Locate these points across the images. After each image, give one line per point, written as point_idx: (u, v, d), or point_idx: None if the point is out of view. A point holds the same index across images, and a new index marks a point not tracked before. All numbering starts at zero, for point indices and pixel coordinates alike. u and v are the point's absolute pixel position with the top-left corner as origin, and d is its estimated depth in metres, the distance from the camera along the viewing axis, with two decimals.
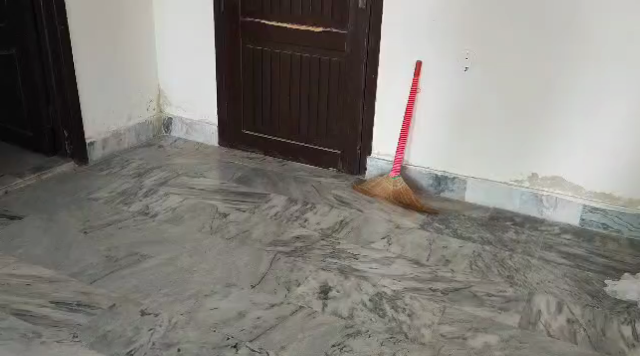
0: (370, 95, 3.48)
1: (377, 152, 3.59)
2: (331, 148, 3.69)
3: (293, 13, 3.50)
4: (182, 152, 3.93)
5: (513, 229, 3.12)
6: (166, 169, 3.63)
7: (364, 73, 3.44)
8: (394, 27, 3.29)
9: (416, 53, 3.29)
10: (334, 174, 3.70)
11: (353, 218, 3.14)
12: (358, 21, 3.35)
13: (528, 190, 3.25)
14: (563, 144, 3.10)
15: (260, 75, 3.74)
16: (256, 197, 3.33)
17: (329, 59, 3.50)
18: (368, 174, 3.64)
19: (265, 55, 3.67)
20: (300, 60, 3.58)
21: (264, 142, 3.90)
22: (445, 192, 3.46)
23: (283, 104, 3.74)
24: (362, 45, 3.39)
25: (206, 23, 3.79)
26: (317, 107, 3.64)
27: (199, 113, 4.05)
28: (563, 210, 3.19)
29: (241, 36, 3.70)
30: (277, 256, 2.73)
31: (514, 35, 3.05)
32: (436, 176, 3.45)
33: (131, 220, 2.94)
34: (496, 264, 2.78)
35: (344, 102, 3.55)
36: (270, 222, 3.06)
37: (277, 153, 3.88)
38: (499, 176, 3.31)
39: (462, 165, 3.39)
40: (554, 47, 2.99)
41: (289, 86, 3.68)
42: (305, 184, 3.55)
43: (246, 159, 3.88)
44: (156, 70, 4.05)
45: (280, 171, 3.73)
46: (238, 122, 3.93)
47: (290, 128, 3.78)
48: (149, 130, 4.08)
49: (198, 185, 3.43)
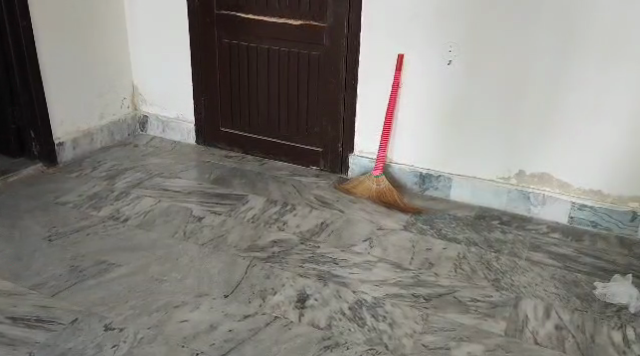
0: (351, 90, 3.35)
1: (360, 150, 3.46)
2: (312, 146, 3.57)
3: (270, 7, 3.36)
4: (158, 152, 3.79)
5: (499, 229, 3.01)
6: (140, 170, 3.49)
7: (344, 68, 3.31)
8: (376, 18, 3.15)
9: (398, 48, 3.16)
10: (315, 173, 3.57)
11: (334, 220, 3.02)
12: (337, 14, 3.22)
13: (515, 188, 3.13)
14: (552, 142, 3.00)
15: (238, 70, 3.59)
16: (233, 199, 3.20)
17: (308, 54, 3.36)
18: (351, 173, 3.52)
19: (242, 50, 3.53)
20: (279, 55, 3.44)
21: (243, 141, 3.76)
22: (430, 190, 3.34)
23: (262, 100, 3.60)
24: (342, 38, 3.25)
25: (181, 17, 3.64)
26: (297, 104, 3.51)
27: (175, 110, 3.91)
28: (552, 208, 3.08)
29: (217, 31, 3.56)
30: (253, 262, 2.60)
31: (502, 26, 2.92)
32: (421, 174, 3.33)
33: (100, 225, 2.81)
34: (482, 267, 2.67)
35: (324, 99, 3.43)
36: (247, 226, 2.93)
37: (257, 151, 3.75)
38: (485, 173, 3.20)
39: (447, 163, 3.27)
40: (544, 39, 2.86)
41: (267, 82, 3.54)
42: (285, 184, 3.42)
43: (225, 158, 3.74)
44: (130, 67, 3.90)
45: (259, 170, 3.59)
46: (216, 119, 3.79)
47: (270, 125, 3.64)
48: (124, 129, 3.93)
49: (173, 187, 3.30)
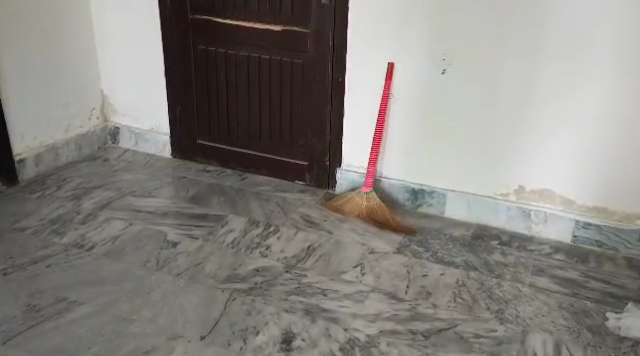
0: (337, 100, 3.11)
1: (348, 164, 3.22)
2: (297, 159, 3.33)
3: (248, 11, 3.11)
4: (130, 167, 3.52)
5: (499, 251, 2.78)
6: (110, 188, 3.24)
7: (330, 77, 3.07)
8: (364, 23, 2.92)
9: (387, 55, 2.93)
10: (300, 188, 3.33)
11: (321, 243, 2.78)
12: (321, 18, 2.97)
13: (515, 205, 2.91)
14: (552, 155, 2.78)
15: (215, 79, 3.34)
16: (211, 220, 2.95)
17: (290, 61, 3.12)
18: (339, 188, 3.28)
19: (218, 57, 3.28)
20: (259, 62, 3.19)
21: (222, 153, 3.51)
22: (423, 206, 3.11)
23: (242, 110, 3.35)
24: (327, 44, 3.01)
25: (152, 21, 3.37)
26: (280, 114, 3.26)
27: (149, 121, 3.64)
28: (554, 226, 2.86)
29: (192, 37, 3.30)
30: (233, 296, 2.36)
31: (500, 32, 2.69)
32: (413, 189, 3.10)
33: (62, 255, 2.58)
34: (484, 296, 2.44)
35: (309, 109, 3.18)
36: (226, 251, 2.69)
37: (237, 165, 3.49)
38: (483, 188, 2.98)
39: (441, 177, 3.05)
40: (546, 45, 2.64)
41: (247, 91, 3.29)
42: (267, 202, 3.18)
43: (202, 172, 3.49)
44: (98, 75, 3.62)
45: (239, 186, 3.34)
46: (192, 131, 3.53)
47: (251, 137, 3.40)
48: (93, 142, 3.67)
49: (146, 208, 3.05)
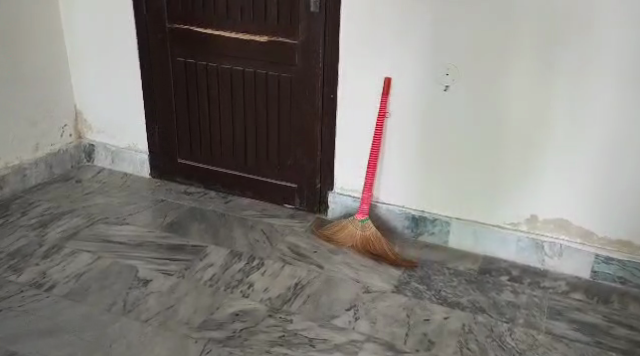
0: (329, 118, 2.81)
1: (340, 187, 2.93)
2: (286, 181, 3.03)
3: (230, 19, 2.81)
4: (105, 188, 3.23)
5: (510, 289, 2.49)
6: (80, 214, 2.95)
7: (321, 92, 2.78)
8: (357, 34, 2.63)
9: (383, 69, 2.63)
10: (289, 213, 3.04)
11: (310, 280, 2.49)
12: (310, 27, 2.68)
13: (527, 236, 2.62)
14: (567, 182, 2.48)
15: (196, 93, 3.05)
16: (189, 252, 2.66)
17: (277, 74, 2.83)
18: (331, 213, 2.98)
19: (199, 70, 2.99)
20: (243, 76, 2.90)
21: (204, 174, 3.22)
22: (424, 235, 2.82)
23: (225, 128, 3.06)
24: (316, 57, 2.72)
25: (127, 30, 3.07)
26: (267, 132, 2.97)
27: (126, 139, 3.34)
28: (571, 260, 2.57)
29: (170, 48, 3.00)
30: (207, 348, 2.08)
31: (510, 45, 2.39)
32: (413, 216, 2.81)
33: (18, 297, 2.30)
34: (494, 346, 2.15)
35: (299, 127, 2.89)
36: (203, 291, 2.39)
37: (221, 186, 3.20)
38: (490, 217, 2.68)
39: (444, 204, 2.75)
40: (561, 60, 2.34)
41: (231, 107, 3.00)
42: (253, 229, 2.88)
43: (183, 195, 3.19)
44: (70, 88, 3.34)
45: (223, 211, 3.05)
46: (173, 149, 3.24)
47: (235, 157, 3.10)
48: (66, 161, 3.37)
49: (117, 237, 2.75)
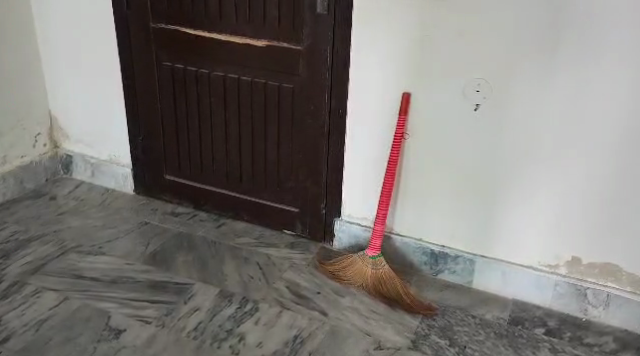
0: (336, 136, 2.43)
1: (349, 213, 2.55)
2: (286, 205, 2.66)
3: (223, 20, 2.42)
4: (82, 206, 2.85)
5: (548, 346, 2.12)
6: (50, 240, 2.58)
7: (327, 106, 2.39)
8: (371, 42, 2.23)
9: (401, 83, 2.24)
10: (289, 241, 2.66)
11: (312, 332, 2.13)
12: (317, 31, 2.28)
13: (566, 281, 2.24)
14: (618, 220, 2.10)
15: (185, 103, 2.67)
16: (172, 292, 2.29)
17: (278, 84, 2.44)
18: (338, 243, 2.61)
19: (188, 77, 2.60)
20: (238, 85, 2.52)
21: (194, 193, 2.84)
22: (445, 273, 2.44)
23: (218, 142, 2.68)
24: (323, 65, 2.33)
25: (106, 27, 2.68)
26: (265, 149, 2.59)
27: (106, 150, 2.96)
28: (619, 311, 2.19)
29: (156, 50, 2.61)
30: None
31: (557, 61, 1.99)
32: (433, 252, 2.43)
33: None
34: None
35: (301, 145, 2.51)
36: (186, 346, 2.03)
37: (213, 207, 2.83)
38: (523, 256, 2.30)
39: (468, 238, 2.37)
40: (620, 83, 1.94)
41: (224, 119, 2.62)
42: (247, 261, 2.51)
43: (170, 217, 2.81)
44: (44, 91, 2.95)
45: (214, 237, 2.67)
46: (159, 164, 2.86)
47: (229, 175, 2.73)
48: (39, 174, 3.00)
49: (90, 270, 2.38)
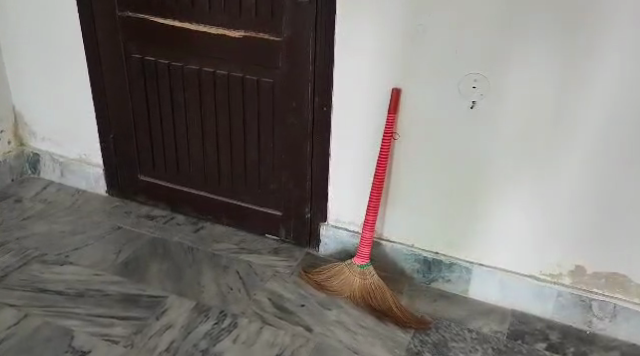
0: (321, 136, 2.25)
1: (335, 218, 2.38)
2: (269, 208, 2.48)
3: (196, 8, 2.22)
4: (49, 209, 2.66)
5: None
6: (13, 248, 2.38)
7: (311, 103, 2.21)
8: (357, 32, 2.04)
9: (391, 79, 2.06)
10: (272, 247, 2.48)
11: (295, 351, 1.96)
12: (297, 22, 2.08)
13: (570, 292, 2.08)
14: (626, 228, 1.94)
15: (158, 98, 2.47)
16: (143, 306, 2.11)
17: (257, 79, 2.25)
18: (324, 249, 2.44)
19: (161, 71, 2.40)
20: (214, 80, 2.33)
21: (170, 194, 2.65)
22: (439, 282, 2.27)
23: (194, 140, 2.49)
24: (306, 59, 2.13)
25: (69, 17, 2.46)
26: (244, 148, 2.41)
27: (75, 148, 2.76)
28: (627, 324, 2.03)
29: (124, 42, 2.41)
30: None
31: (561, 55, 1.81)
32: (425, 259, 2.26)
33: None
34: None
35: (284, 144, 2.32)
36: None
37: (191, 210, 2.64)
38: (522, 264, 2.13)
39: (463, 245, 2.20)
40: (632, 79, 1.76)
41: (200, 116, 2.42)
42: (226, 270, 2.33)
43: (144, 220, 2.62)
44: (6, 86, 2.74)
45: (191, 243, 2.48)
46: (131, 163, 2.66)
47: (207, 175, 2.54)
48: (3, 175, 2.79)
49: (55, 282, 2.19)
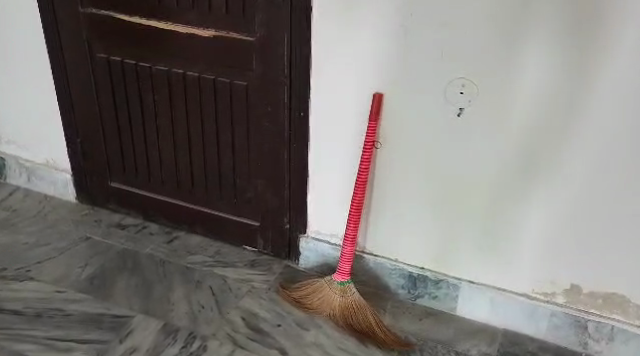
0: (299, 142, 2.09)
1: (316, 230, 2.23)
2: (245, 217, 2.33)
3: (164, 5, 2.05)
4: (14, 218, 2.50)
5: None
6: None
7: (288, 108, 2.05)
8: (336, 32, 1.88)
9: (373, 83, 1.90)
10: (250, 259, 2.34)
11: None
12: (272, 21, 1.92)
13: (564, 312, 1.94)
14: (626, 245, 1.80)
15: (127, 101, 2.31)
16: (107, 327, 1.97)
17: (230, 82, 2.09)
18: (304, 262, 2.29)
19: (129, 72, 2.24)
20: (185, 82, 2.17)
21: (142, 202, 2.50)
22: (425, 299, 2.14)
23: (166, 145, 2.34)
24: (281, 61, 1.97)
25: (29, 13, 2.29)
26: (219, 154, 2.26)
27: (42, 152, 2.60)
28: (625, 346, 1.90)
29: (89, 41, 2.24)
30: None
31: (557, 59, 1.65)
32: (411, 275, 2.12)
33: None
34: None
35: (260, 151, 2.17)
36: None
37: (164, 218, 2.49)
38: (514, 282, 1.99)
39: (451, 260, 2.05)
40: (634, 87, 1.61)
41: (171, 120, 2.27)
42: (198, 285, 2.19)
43: (115, 230, 2.47)
44: None
45: (162, 255, 2.33)
46: (101, 169, 2.51)
47: (180, 182, 2.39)
48: None
49: (13, 302, 2.05)
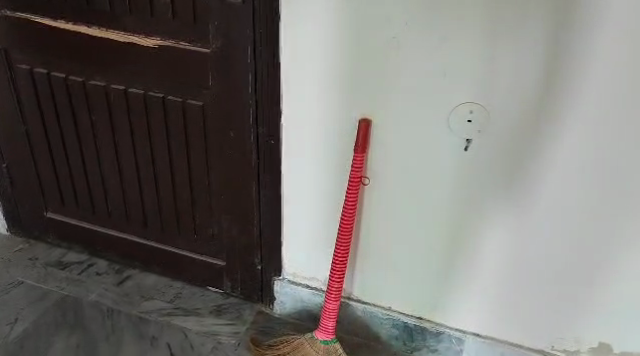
0: (269, 175, 1.73)
1: (292, 273, 1.88)
2: (209, 255, 1.97)
3: (95, 9, 1.64)
4: None
5: None
6: None
7: (253, 134, 1.67)
8: (311, 46, 1.50)
9: (359, 107, 1.53)
10: (216, 303, 1.99)
11: None
12: (230, 31, 1.53)
13: None
14: None
15: (59, 122, 1.91)
16: None
17: (183, 102, 1.71)
18: (279, 308, 1.95)
19: (58, 88, 1.84)
20: (127, 100, 1.77)
21: (86, 236, 2.12)
22: (423, 352, 1.82)
23: (109, 172, 1.94)
24: (243, 79, 1.59)
25: None
26: (173, 183, 1.88)
27: None
28: None
29: (6, 51, 1.82)
30: None
31: (595, 83, 1.30)
32: (406, 325, 1.80)
33: None
34: None
35: (222, 183, 1.80)
36: None
37: (114, 254, 2.11)
38: (530, 338, 1.68)
39: (455, 310, 1.73)
40: None
41: (114, 144, 1.88)
42: (154, 342, 1.84)
43: (54, 271, 2.09)
44: None
45: (111, 303, 1.97)
46: (35, 199, 2.11)
47: (129, 214, 2.01)
48: None
49: None
